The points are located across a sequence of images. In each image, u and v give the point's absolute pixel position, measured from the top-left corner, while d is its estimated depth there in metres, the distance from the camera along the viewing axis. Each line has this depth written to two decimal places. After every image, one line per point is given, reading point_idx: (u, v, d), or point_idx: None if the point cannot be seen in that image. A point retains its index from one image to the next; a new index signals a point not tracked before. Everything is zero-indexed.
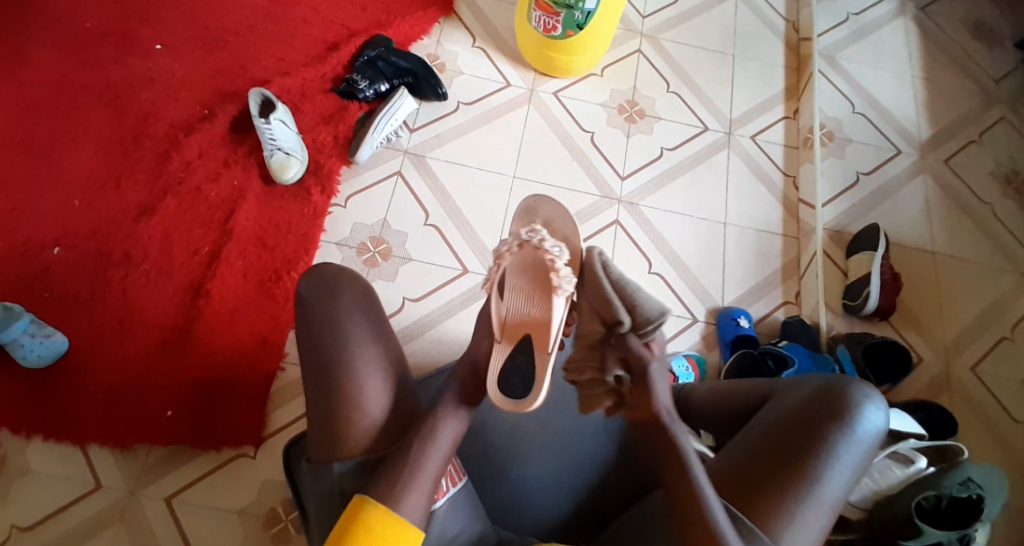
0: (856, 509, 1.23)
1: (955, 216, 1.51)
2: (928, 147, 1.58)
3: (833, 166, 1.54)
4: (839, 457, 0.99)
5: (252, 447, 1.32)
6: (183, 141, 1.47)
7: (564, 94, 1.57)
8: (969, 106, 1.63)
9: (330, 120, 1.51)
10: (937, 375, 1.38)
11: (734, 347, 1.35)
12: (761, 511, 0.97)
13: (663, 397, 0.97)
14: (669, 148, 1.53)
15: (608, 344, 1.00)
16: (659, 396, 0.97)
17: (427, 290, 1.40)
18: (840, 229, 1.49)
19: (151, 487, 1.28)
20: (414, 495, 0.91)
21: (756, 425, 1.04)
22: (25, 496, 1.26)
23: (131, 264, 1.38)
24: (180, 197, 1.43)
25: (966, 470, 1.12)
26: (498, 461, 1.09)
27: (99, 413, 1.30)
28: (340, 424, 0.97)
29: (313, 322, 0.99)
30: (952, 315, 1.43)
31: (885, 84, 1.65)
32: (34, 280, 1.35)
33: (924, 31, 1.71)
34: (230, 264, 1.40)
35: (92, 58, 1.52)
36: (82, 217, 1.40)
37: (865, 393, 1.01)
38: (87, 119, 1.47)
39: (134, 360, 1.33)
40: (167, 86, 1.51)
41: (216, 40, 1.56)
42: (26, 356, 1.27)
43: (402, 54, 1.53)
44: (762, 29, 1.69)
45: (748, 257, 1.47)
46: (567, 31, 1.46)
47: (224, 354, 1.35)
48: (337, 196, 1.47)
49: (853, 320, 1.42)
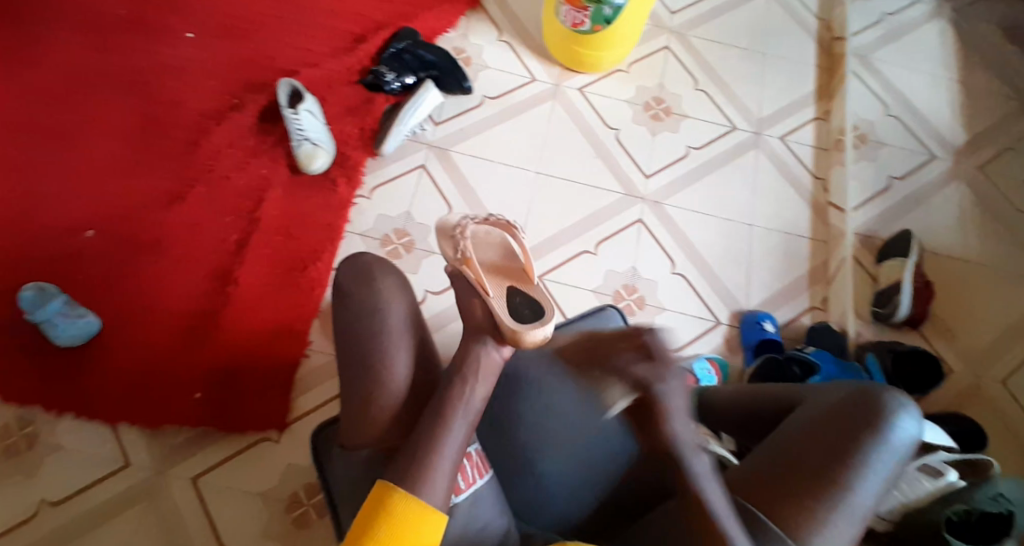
0: (886, 522, 1.21)
1: (990, 223, 1.47)
2: (963, 151, 1.54)
3: (865, 169, 1.51)
4: (872, 464, 0.98)
5: (277, 431, 1.35)
6: (214, 130, 1.49)
7: (590, 90, 1.56)
8: (1006, 110, 1.58)
9: (355, 112, 1.52)
10: (967, 385, 1.34)
11: (759, 352, 1.34)
12: (792, 515, 0.96)
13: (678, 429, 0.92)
14: (695, 148, 1.52)
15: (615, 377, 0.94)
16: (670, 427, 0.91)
17: (450, 283, 1.42)
18: (871, 234, 1.46)
19: (178, 468, 1.31)
20: (437, 486, 0.91)
21: (786, 428, 1.03)
22: (55, 472, 1.30)
23: (162, 249, 1.41)
24: (210, 185, 1.46)
25: (997, 486, 1.09)
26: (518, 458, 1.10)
27: (127, 393, 1.33)
28: (366, 411, 0.98)
29: (350, 310, 1.02)
30: (983, 325, 1.39)
31: (920, 86, 1.60)
32: (68, 263, 1.39)
33: (961, 33, 1.67)
34: (259, 252, 1.42)
35: (126, 47, 1.55)
36: (116, 203, 1.44)
37: (899, 401, 1.00)
38: (121, 106, 1.50)
39: (165, 343, 1.36)
40: (198, 76, 1.54)
41: (245, 31, 1.58)
42: (59, 336, 1.31)
43: (428, 46, 1.54)
44: (792, 28, 1.66)
45: (774, 259, 1.45)
46: (595, 26, 1.45)
47: (253, 340, 1.38)
48: (363, 188, 1.48)
49: (882, 327, 1.39)
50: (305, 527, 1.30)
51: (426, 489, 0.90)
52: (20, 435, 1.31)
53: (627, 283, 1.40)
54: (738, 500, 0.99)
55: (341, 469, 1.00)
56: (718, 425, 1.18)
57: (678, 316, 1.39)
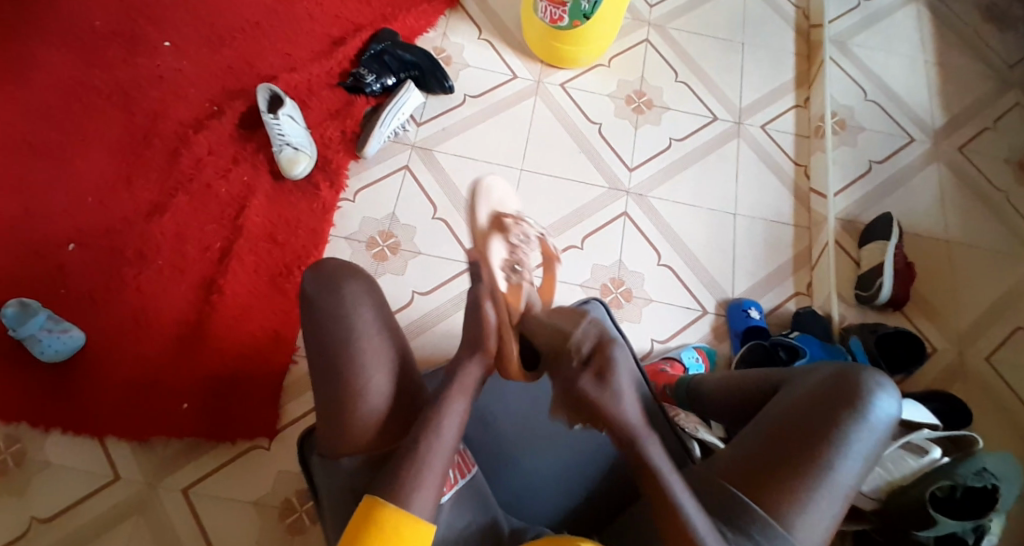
0: (870, 499, 1.21)
1: (969, 204, 1.49)
2: (942, 133, 1.55)
3: (844, 154, 1.53)
4: (852, 446, 0.99)
5: (267, 439, 1.34)
6: (193, 138, 1.48)
7: (571, 85, 1.56)
8: (981, 91, 1.60)
9: (338, 115, 1.51)
10: (950, 365, 1.36)
11: (746, 338, 1.35)
12: (775, 499, 0.97)
13: (624, 382, 0.92)
14: (678, 139, 1.52)
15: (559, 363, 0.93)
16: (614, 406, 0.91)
17: (437, 283, 1.42)
18: (853, 219, 1.47)
19: (169, 479, 1.30)
20: (424, 490, 0.90)
21: (768, 412, 1.04)
22: (45, 489, 1.29)
23: (145, 260, 1.40)
24: (192, 194, 1.45)
25: (980, 461, 1.12)
26: (506, 456, 1.10)
27: (113, 407, 1.32)
28: (347, 417, 0.98)
29: (322, 317, 1.00)
30: (965, 305, 1.41)
31: (897, 70, 1.62)
32: (50, 278, 1.37)
33: (935, 16, 1.68)
34: (242, 259, 1.41)
35: (101, 57, 1.53)
36: (96, 215, 1.42)
37: (877, 380, 1.01)
38: (97, 117, 1.48)
39: (149, 355, 1.35)
40: (176, 84, 1.52)
41: (223, 37, 1.57)
42: (44, 352, 1.29)
43: (408, 47, 1.53)
44: (771, 16, 1.67)
45: (758, 247, 1.46)
46: (573, 21, 1.45)
47: (237, 348, 1.37)
48: (346, 191, 1.47)
49: (865, 310, 1.41)
50: (300, 533, 1.29)
51: (411, 495, 0.89)
52: (9, 453, 1.30)
53: (615, 276, 1.41)
54: (721, 486, 1.00)
55: (326, 477, 1.00)
56: (705, 412, 1.19)
57: (665, 307, 1.40)
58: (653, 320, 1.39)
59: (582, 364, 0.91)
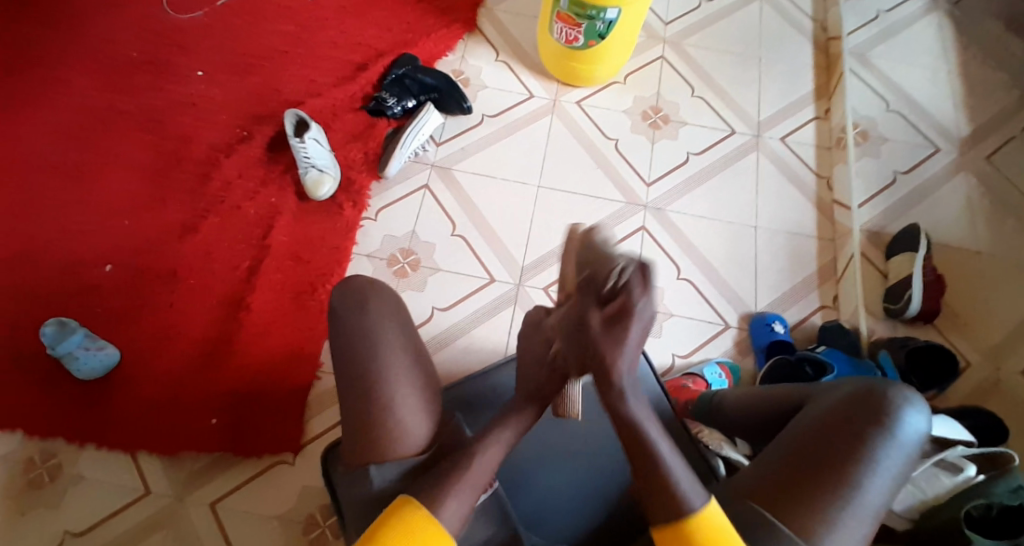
0: (903, 519, 1.18)
1: (999, 213, 1.45)
2: (969, 142, 1.52)
3: (868, 165, 1.50)
4: (880, 462, 0.95)
5: (291, 454, 1.35)
6: (224, 162, 1.53)
7: (587, 103, 1.58)
8: (1010, 98, 1.56)
9: (359, 137, 1.55)
10: (986, 380, 1.32)
11: (770, 353, 1.32)
12: (799, 519, 0.93)
13: (637, 332, 0.92)
14: (695, 153, 1.52)
15: (586, 302, 0.94)
16: (618, 359, 0.92)
17: (455, 299, 1.43)
18: (878, 230, 1.45)
19: (196, 494, 1.33)
20: (458, 500, 0.93)
21: (792, 429, 1.01)
22: (78, 503, 1.32)
23: (176, 279, 1.45)
24: (221, 215, 1.50)
25: (1016, 478, 1.07)
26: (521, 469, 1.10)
27: (146, 423, 1.36)
28: (371, 433, 1.00)
29: (346, 335, 1.03)
30: (1000, 318, 1.37)
31: (919, 81, 1.60)
32: (87, 297, 1.43)
33: (957, 26, 1.66)
34: (269, 277, 1.45)
35: (136, 87, 1.60)
36: (130, 238, 1.47)
37: (905, 395, 0.98)
38: (133, 144, 1.55)
39: (182, 373, 1.39)
40: (207, 111, 1.58)
41: (251, 65, 1.63)
42: (81, 369, 1.34)
43: (428, 71, 1.57)
44: (788, 31, 1.66)
45: (781, 261, 1.44)
46: (589, 41, 1.47)
47: (265, 363, 1.40)
48: (368, 210, 1.51)
49: (894, 323, 1.37)
50: None
51: (445, 504, 0.93)
52: (44, 467, 1.34)
53: None
54: (742, 504, 0.97)
55: (346, 487, 1.01)
56: (728, 430, 1.17)
57: (684, 321, 1.39)
58: (674, 335, 1.38)
59: (605, 301, 0.92)
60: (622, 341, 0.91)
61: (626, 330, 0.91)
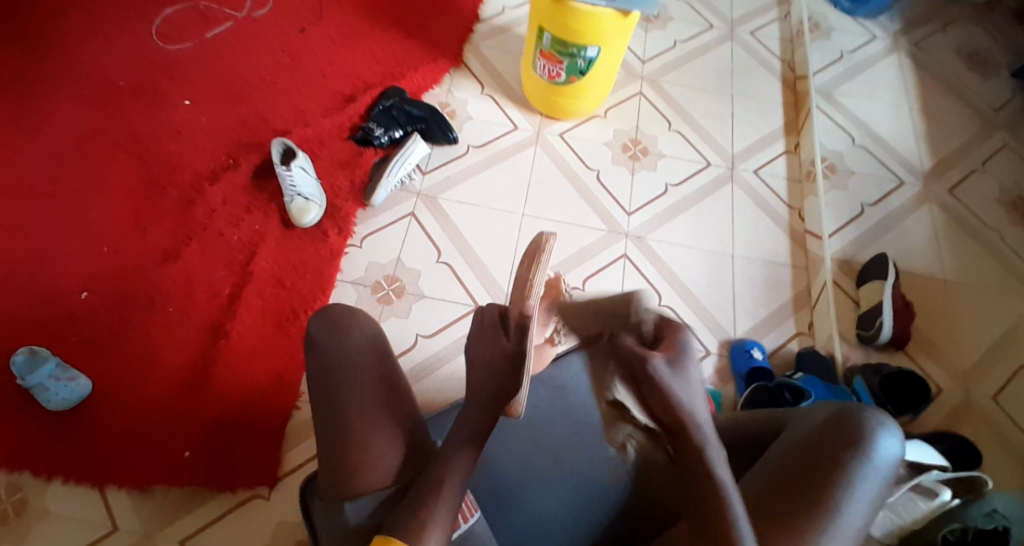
0: (882, 543, 1.22)
1: (962, 242, 1.52)
2: (931, 175, 1.61)
3: (837, 197, 1.57)
4: (857, 485, 0.97)
5: (267, 488, 1.32)
6: (208, 189, 1.53)
7: (570, 135, 1.63)
8: (969, 134, 1.66)
9: (346, 166, 1.57)
10: (957, 403, 1.37)
11: (750, 380, 1.35)
12: (782, 542, 0.94)
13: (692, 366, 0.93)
14: (673, 184, 1.57)
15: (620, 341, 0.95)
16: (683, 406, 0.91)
17: (441, 325, 1.43)
18: (849, 259, 1.51)
19: (168, 530, 1.29)
20: (435, 532, 0.91)
21: (773, 458, 1.03)
22: (43, 539, 1.27)
23: (154, 306, 1.43)
24: (203, 242, 1.49)
25: (991, 502, 1.11)
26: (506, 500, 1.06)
27: (115, 457, 1.32)
28: (347, 460, 0.98)
29: (322, 359, 1.01)
30: (966, 343, 1.42)
31: (883, 117, 1.69)
32: (62, 324, 1.40)
33: (917, 65, 1.77)
34: (248, 305, 1.44)
35: (121, 114, 1.61)
36: (110, 264, 1.46)
37: (879, 419, 1.00)
38: (115, 171, 1.54)
39: (153, 405, 1.35)
40: (192, 139, 1.59)
41: (239, 94, 1.65)
42: (49, 400, 1.31)
43: (415, 103, 1.61)
44: (758, 69, 1.75)
45: (757, 287, 1.48)
46: (570, 77, 1.53)
47: (242, 395, 1.38)
48: (353, 238, 1.52)
49: (867, 350, 1.42)
50: None
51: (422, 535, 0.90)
52: (10, 501, 1.29)
53: None
54: None
55: (324, 519, 0.99)
56: None
57: None
58: None
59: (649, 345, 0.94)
60: (680, 385, 0.91)
61: (664, 384, 0.90)
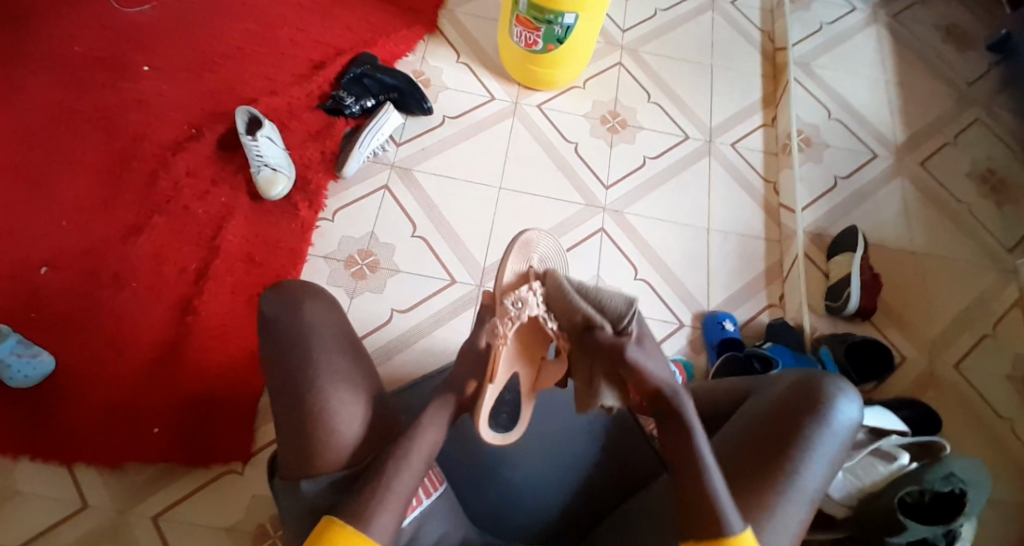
0: (841, 506, 1.23)
1: (932, 216, 1.54)
2: (905, 149, 1.62)
3: (812, 171, 1.57)
4: (815, 450, 0.98)
5: (241, 463, 1.31)
6: (171, 159, 1.48)
7: (547, 106, 1.60)
8: (943, 108, 1.67)
9: (316, 137, 1.52)
10: (922, 372, 1.40)
11: (721, 350, 1.37)
12: (745, 507, 0.96)
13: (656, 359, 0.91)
14: (652, 157, 1.56)
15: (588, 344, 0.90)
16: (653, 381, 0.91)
17: (416, 301, 1.41)
18: (821, 232, 1.52)
19: (139, 506, 1.27)
20: (385, 516, 0.89)
21: (735, 425, 1.04)
22: (11, 519, 1.24)
23: (119, 281, 1.38)
24: (168, 215, 1.44)
25: (948, 466, 1.12)
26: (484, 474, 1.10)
27: (82, 434, 1.29)
28: (319, 442, 0.95)
29: (278, 340, 0.98)
30: (933, 314, 1.45)
31: (860, 90, 1.69)
32: (22, 300, 1.35)
33: (896, 38, 1.76)
34: (218, 280, 1.40)
35: (76, 80, 1.53)
36: (70, 237, 1.40)
37: (838, 385, 1.01)
38: (72, 140, 1.48)
39: (117, 380, 1.32)
40: (154, 107, 1.53)
41: (202, 60, 1.58)
42: (14, 378, 1.27)
43: (387, 70, 1.56)
44: (738, 39, 1.73)
45: (732, 261, 1.49)
46: (548, 45, 1.49)
47: (213, 369, 1.35)
48: (324, 210, 1.48)
49: (835, 320, 1.44)
50: None
51: (373, 518, 0.88)
52: None
53: None
54: None
55: (286, 498, 0.97)
56: None
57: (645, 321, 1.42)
58: None
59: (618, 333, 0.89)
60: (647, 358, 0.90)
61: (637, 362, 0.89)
